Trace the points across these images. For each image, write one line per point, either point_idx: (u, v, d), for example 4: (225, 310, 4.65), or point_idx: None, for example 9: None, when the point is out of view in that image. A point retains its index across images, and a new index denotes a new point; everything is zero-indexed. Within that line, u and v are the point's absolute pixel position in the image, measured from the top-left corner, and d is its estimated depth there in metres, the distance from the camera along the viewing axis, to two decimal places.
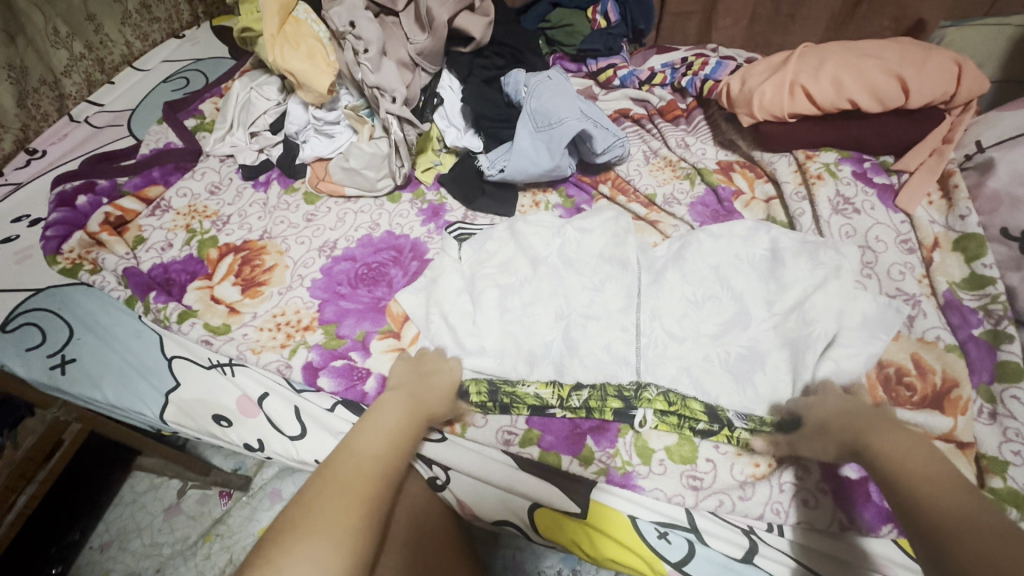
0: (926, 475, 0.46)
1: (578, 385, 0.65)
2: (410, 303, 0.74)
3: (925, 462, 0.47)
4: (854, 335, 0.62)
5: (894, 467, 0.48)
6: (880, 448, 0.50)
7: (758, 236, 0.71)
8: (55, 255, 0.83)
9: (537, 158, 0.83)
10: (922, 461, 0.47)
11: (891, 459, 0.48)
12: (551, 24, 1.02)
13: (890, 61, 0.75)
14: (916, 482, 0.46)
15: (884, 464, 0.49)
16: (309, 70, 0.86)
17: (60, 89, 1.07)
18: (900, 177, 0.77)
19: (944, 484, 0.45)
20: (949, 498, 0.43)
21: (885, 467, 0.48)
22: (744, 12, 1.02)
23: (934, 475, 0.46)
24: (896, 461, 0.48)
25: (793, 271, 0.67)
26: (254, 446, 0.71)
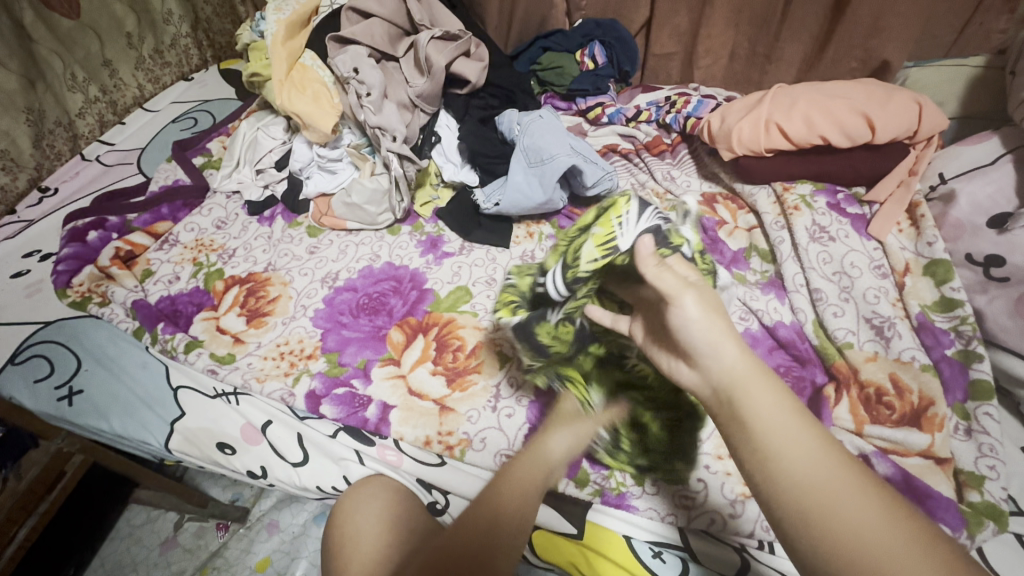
0: (820, 493, 0.34)
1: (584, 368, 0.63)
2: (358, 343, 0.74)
3: (813, 466, 0.35)
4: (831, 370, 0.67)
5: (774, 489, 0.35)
6: (754, 448, 0.37)
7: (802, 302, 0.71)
8: (65, 288, 0.86)
9: (530, 192, 0.88)
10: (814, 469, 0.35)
11: (767, 470, 0.36)
12: (542, 66, 1.09)
13: (856, 101, 0.81)
14: (811, 524, 0.34)
15: (764, 484, 0.36)
16: (314, 112, 0.91)
17: (74, 130, 1.12)
18: (871, 207, 0.82)
19: (845, 504, 0.34)
20: (862, 533, 0.33)
21: (766, 491, 0.36)
22: (723, 52, 1.10)
23: (840, 493, 0.34)
24: (774, 470, 0.36)
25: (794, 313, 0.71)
26: (257, 473, 0.72)
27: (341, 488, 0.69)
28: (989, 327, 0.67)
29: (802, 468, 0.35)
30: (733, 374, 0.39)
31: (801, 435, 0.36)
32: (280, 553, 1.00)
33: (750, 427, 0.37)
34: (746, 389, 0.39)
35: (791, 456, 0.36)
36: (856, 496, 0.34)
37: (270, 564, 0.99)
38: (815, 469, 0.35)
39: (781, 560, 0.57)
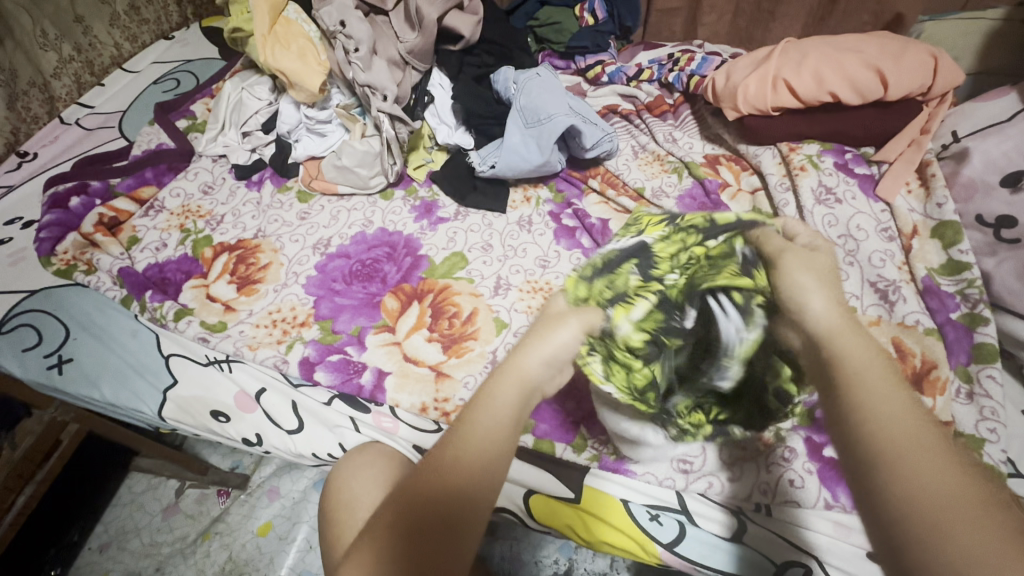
0: (907, 437, 0.31)
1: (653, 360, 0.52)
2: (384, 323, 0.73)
3: (898, 417, 0.32)
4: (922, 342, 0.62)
5: (860, 429, 0.32)
6: (843, 388, 0.34)
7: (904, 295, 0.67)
8: (50, 256, 0.83)
9: (527, 154, 0.85)
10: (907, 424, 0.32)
11: (856, 406, 0.33)
12: (540, 21, 1.04)
13: (869, 55, 0.77)
14: (891, 463, 0.31)
15: (851, 419, 0.33)
16: (300, 69, 0.87)
17: (50, 91, 1.07)
18: (880, 167, 0.79)
19: (930, 459, 0.31)
20: (942, 488, 0.30)
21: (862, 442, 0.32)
22: (727, 7, 1.05)
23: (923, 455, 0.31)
24: (867, 412, 0.33)
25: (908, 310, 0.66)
26: (252, 441, 0.72)
27: (337, 456, 0.69)
28: (997, 290, 0.66)
29: (883, 414, 0.32)
30: (831, 323, 0.37)
31: (897, 390, 0.33)
32: (281, 518, 1.01)
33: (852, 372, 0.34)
34: (839, 339, 0.36)
35: (885, 408, 0.33)
36: (939, 457, 0.31)
37: (272, 529, 1.01)
38: (901, 424, 0.32)
39: (778, 523, 0.57)
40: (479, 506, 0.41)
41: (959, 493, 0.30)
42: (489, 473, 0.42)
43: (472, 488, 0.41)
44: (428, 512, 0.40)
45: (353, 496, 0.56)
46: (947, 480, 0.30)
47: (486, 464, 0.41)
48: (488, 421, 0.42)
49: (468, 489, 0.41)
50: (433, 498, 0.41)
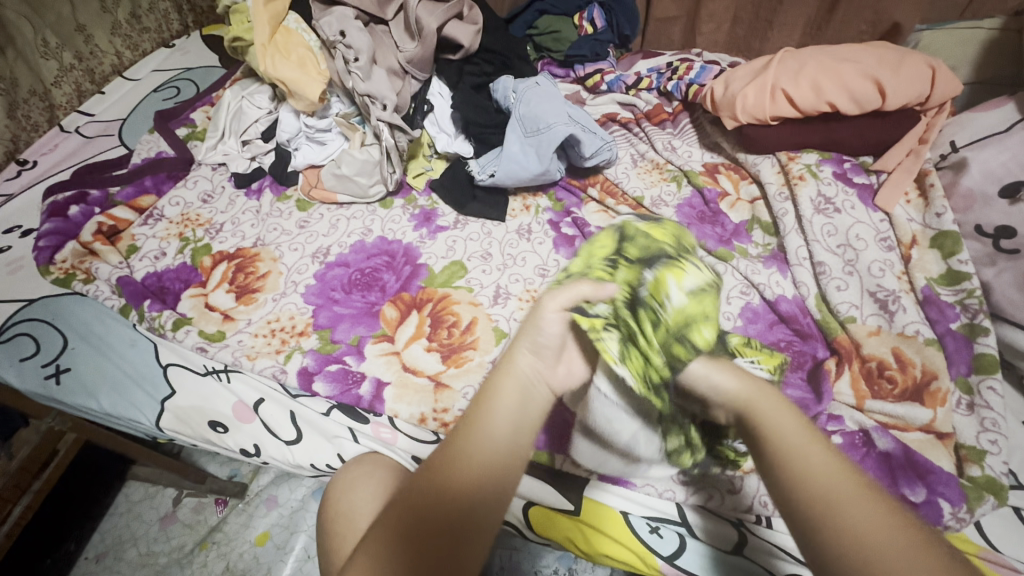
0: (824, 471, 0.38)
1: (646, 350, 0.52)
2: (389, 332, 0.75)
3: (816, 458, 0.39)
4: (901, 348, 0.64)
5: (790, 475, 0.38)
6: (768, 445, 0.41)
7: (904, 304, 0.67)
8: (48, 265, 0.83)
9: (526, 163, 0.85)
10: (821, 464, 0.38)
11: (780, 457, 0.39)
12: (539, 30, 1.05)
13: (867, 66, 0.78)
14: (818, 502, 0.36)
15: (783, 466, 0.39)
16: (299, 78, 0.87)
17: (51, 99, 1.08)
18: (878, 176, 0.79)
19: (847, 490, 0.36)
20: (862, 518, 0.35)
21: (788, 476, 0.38)
22: (726, 16, 1.06)
23: (838, 486, 0.37)
24: (786, 458, 0.39)
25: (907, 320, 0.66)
26: (251, 451, 0.71)
27: (335, 466, 0.69)
28: (996, 300, 0.65)
29: (802, 452, 0.39)
30: (747, 393, 0.45)
31: (819, 443, 0.40)
32: (280, 528, 1.01)
33: (768, 427, 0.41)
34: (759, 404, 0.43)
35: (805, 450, 0.39)
36: (858, 486, 0.37)
37: (270, 538, 1.00)
38: (820, 461, 0.38)
39: (777, 535, 0.57)
40: (487, 512, 0.41)
41: (877, 521, 0.35)
42: (498, 479, 0.42)
43: (478, 490, 0.41)
44: (437, 526, 0.40)
45: (354, 509, 0.55)
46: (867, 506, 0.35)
47: (488, 478, 0.41)
48: (489, 429, 0.43)
49: (474, 492, 0.41)
50: (442, 498, 0.41)
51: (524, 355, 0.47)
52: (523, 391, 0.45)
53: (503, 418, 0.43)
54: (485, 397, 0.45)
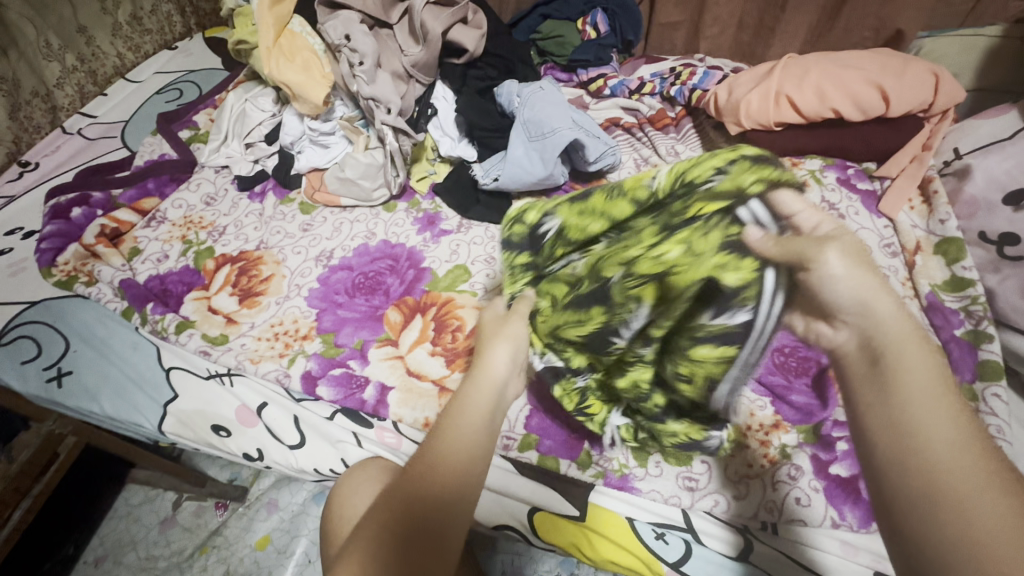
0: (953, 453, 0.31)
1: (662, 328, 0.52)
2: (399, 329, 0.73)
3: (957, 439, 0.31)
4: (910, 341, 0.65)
5: (911, 454, 0.31)
6: (898, 401, 0.33)
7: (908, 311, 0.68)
8: (50, 267, 0.83)
9: (531, 166, 0.85)
10: (950, 443, 0.31)
11: (906, 417, 0.32)
12: (542, 35, 1.05)
13: (871, 72, 0.78)
14: (942, 492, 0.30)
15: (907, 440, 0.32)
16: (304, 82, 0.87)
17: (53, 101, 1.08)
18: (882, 183, 0.80)
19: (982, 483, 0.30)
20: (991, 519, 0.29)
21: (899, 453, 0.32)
22: (729, 22, 1.06)
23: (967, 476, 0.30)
24: (921, 435, 0.32)
25: None
26: (253, 455, 0.71)
27: (339, 471, 0.68)
28: (1000, 307, 0.66)
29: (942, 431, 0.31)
30: (903, 330, 0.34)
31: (953, 416, 0.32)
32: (280, 532, 1.00)
33: (897, 380, 0.33)
34: (903, 349, 0.34)
35: (935, 431, 0.31)
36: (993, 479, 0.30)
37: (270, 542, 0.99)
38: (951, 443, 0.31)
39: (785, 542, 0.56)
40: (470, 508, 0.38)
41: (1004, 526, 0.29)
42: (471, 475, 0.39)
43: (458, 490, 0.38)
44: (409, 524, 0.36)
45: (357, 512, 0.55)
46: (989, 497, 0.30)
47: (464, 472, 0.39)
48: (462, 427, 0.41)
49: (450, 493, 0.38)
50: (423, 495, 0.37)
51: (498, 360, 0.46)
52: (496, 389, 0.45)
53: (477, 412, 0.42)
54: (455, 402, 0.43)
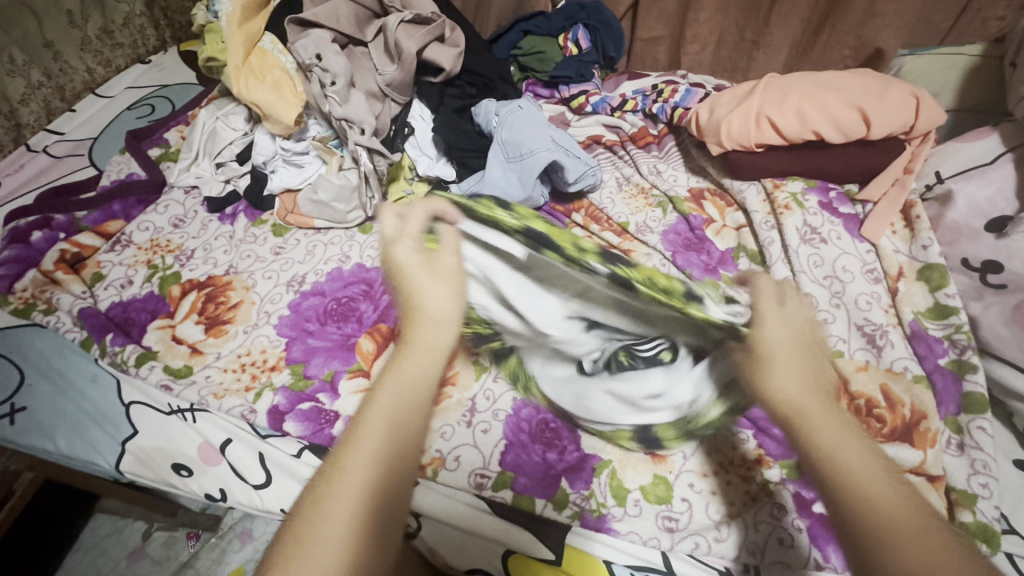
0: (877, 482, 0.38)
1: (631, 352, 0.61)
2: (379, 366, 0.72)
3: (880, 484, 0.37)
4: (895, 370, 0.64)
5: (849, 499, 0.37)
6: (834, 465, 0.38)
7: (893, 340, 0.66)
8: (6, 295, 0.79)
9: (508, 188, 0.83)
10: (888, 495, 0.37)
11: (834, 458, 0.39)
12: (523, 50, 1.04)
13: (852, 95, 0.77)
14: (888, 528, 0.35)
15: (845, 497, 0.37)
16: (275, 101, 0.85)
17: (17, 118, 1.04)
18: (864, 207, 0.79)
19: (907, 516, 0.36)
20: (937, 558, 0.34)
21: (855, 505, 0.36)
22: (711, 38, 1.05)
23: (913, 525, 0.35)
24: (854, 483, 0.37)
25: (893, 354, 0.65)
26: (215, 496, 0.67)
27: None
28: (984, 335, 0.64)
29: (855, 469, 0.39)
30: (798, 404, 0.42)
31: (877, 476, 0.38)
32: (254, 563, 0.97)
33: (828, 448, 0.39)
34: (817, 418, 0.41)
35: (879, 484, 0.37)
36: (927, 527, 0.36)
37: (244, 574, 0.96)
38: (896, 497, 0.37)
39: None
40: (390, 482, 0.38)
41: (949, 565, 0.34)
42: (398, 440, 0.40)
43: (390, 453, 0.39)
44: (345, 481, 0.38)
45: None
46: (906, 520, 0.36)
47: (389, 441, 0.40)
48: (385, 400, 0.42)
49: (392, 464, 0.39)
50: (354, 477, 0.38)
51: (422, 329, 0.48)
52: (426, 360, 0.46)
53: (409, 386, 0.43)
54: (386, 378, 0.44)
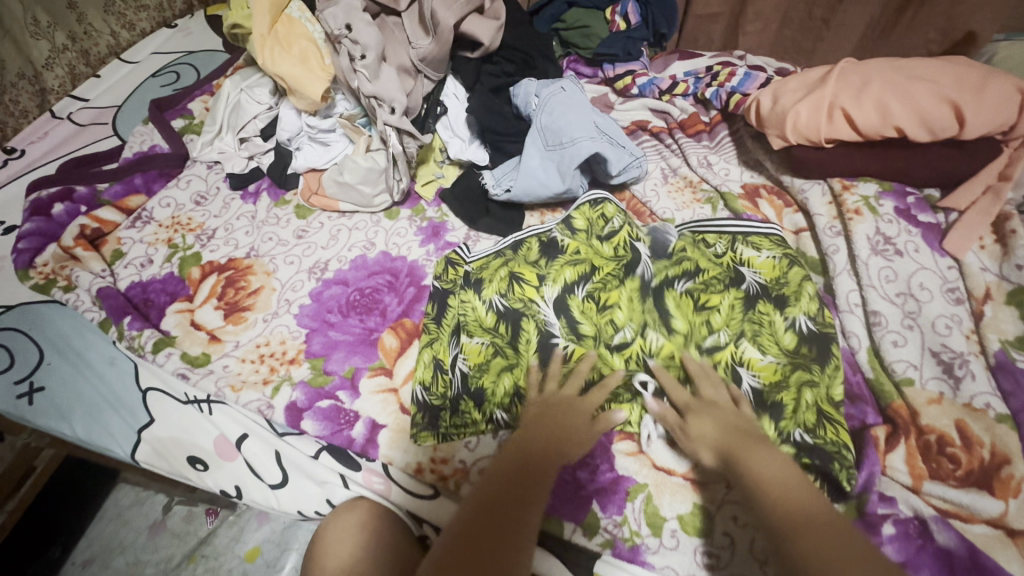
0: (806, 515, 0.43)
1: (706, 344, 0.62)
2: (406, 368, 0.68)
3: (783, 481, 0.47)
4: (977, 406, 0.57)
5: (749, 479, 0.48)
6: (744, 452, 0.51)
7: (975, 372, 0.59)
8: (27, 269, 0.77)
9: (547, 179, 0.77)
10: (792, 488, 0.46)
11: (764, 496, 0.46)
12: (566, 24, 0.95)
13: (944, 86, 0.68)
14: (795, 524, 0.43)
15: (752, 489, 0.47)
16: (301, 75, 0.79)
17: (41, 82, 1.01)
18: (947, 215, 0.70)
19: (808, 508, 0.44)
20: (821, 541, 0.41)
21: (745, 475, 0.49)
22: (774, 16, 0.95)
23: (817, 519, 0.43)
24: (748, 467, 0.49)
25: (975, 387, 0.58)
26: (231, 493, 0.64)
27: (324, 514, 0.62)
28: None
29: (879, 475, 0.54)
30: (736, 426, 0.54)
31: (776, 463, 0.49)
32: (271, 545, 0.95)
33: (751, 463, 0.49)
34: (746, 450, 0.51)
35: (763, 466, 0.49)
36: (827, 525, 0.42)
37: (260, 555, 0.94)
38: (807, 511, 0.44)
39: None
40: None
41: (807, 511, 0.44)
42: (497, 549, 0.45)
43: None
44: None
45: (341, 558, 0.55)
46: (836, 546, 0.40)
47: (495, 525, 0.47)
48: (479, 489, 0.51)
49: None
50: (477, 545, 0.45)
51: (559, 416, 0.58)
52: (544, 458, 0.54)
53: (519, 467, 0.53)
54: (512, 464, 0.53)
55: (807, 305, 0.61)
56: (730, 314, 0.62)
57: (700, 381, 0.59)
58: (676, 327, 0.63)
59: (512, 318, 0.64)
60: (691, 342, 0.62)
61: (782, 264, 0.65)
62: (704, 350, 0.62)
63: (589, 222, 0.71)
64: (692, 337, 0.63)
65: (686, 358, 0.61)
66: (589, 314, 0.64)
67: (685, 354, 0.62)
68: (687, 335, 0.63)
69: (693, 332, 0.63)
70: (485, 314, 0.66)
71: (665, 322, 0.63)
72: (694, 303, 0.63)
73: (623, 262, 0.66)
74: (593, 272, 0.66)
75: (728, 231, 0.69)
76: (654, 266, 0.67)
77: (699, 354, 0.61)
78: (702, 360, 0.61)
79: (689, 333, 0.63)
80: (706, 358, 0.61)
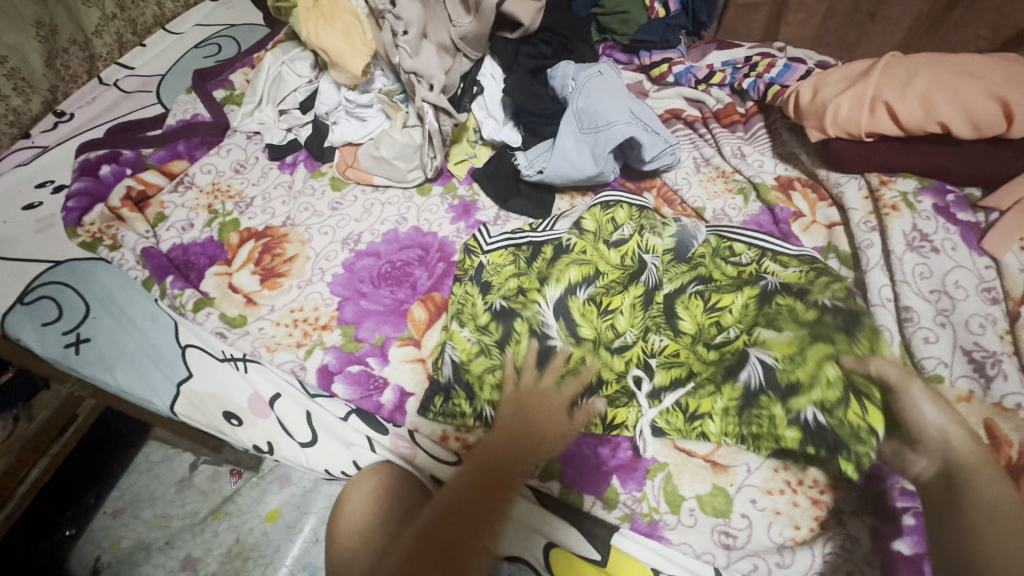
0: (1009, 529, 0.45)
1: (722, 328, 0.61)
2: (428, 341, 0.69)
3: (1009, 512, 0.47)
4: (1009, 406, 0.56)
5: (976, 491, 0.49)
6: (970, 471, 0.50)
7: (1006, 372, 0.58)
8: (75, 227, 0.81)
9: (580, 162, 0.77)
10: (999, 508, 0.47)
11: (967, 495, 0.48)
12: (604, 10, 0.94)
13: (993, 83, 0.66)
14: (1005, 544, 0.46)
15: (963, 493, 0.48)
16: (344, 49, 0.81)
17: (91, 49, 1.04)
18: (987, 215, 0.69)
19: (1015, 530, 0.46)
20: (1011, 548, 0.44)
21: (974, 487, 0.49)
22: (819, 8, 0.94)
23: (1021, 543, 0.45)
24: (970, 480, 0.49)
25: (1005, 387, 0.58)
26: (263, 448, 0.68)
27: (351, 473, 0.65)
28: None
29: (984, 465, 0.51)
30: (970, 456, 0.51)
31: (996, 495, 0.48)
32: (290, 507, 0.99)
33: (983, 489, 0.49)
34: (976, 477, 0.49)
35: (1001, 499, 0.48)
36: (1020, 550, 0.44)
37: (280, 516, 0.98)
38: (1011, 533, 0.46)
39: None
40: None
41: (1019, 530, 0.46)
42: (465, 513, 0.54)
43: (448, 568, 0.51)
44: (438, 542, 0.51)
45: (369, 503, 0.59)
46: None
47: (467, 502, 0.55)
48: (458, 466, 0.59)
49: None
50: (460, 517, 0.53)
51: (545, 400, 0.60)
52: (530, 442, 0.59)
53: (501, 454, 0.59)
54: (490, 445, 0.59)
55: (829, 290, 0.61)
56: (749, 310, 0.61)
57: (703, 377, 0.60)
58: (682, 322, 0.62)
59: (506, 316, 0.65)
60: (704, 342, 0.61)
61: (809, 276, 0.63)
62: (714, 346, 0.60)
63: (598, 225, 0.71)
64: (703, 331, 0.61)
65: (711, 342, 0.61)
66: (589, 317, 0.63)
67: (692, 355, 0.61)
68: (696, 334, 0.61)
69: (703, 332, 0.61)
70: (482, 312, 0.66)
71: (672, 325, 0.62)
72: (703, 296, 0.63)
73: (629, 271, 0.66)
74: (597, 276, 0.66)
75: (759, 244, 0.67)
76: (661, 265, 0.67)
77: (708, 348, 0.61)
78: (707, 363, 0.60)
79: (697, 332, 0.62)
80: (711, 355, 0.60)
